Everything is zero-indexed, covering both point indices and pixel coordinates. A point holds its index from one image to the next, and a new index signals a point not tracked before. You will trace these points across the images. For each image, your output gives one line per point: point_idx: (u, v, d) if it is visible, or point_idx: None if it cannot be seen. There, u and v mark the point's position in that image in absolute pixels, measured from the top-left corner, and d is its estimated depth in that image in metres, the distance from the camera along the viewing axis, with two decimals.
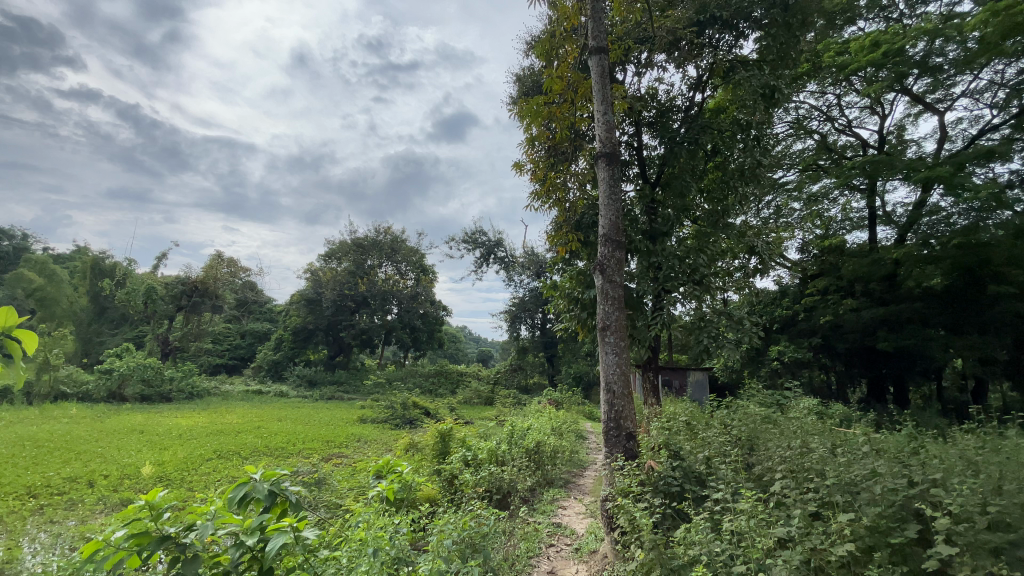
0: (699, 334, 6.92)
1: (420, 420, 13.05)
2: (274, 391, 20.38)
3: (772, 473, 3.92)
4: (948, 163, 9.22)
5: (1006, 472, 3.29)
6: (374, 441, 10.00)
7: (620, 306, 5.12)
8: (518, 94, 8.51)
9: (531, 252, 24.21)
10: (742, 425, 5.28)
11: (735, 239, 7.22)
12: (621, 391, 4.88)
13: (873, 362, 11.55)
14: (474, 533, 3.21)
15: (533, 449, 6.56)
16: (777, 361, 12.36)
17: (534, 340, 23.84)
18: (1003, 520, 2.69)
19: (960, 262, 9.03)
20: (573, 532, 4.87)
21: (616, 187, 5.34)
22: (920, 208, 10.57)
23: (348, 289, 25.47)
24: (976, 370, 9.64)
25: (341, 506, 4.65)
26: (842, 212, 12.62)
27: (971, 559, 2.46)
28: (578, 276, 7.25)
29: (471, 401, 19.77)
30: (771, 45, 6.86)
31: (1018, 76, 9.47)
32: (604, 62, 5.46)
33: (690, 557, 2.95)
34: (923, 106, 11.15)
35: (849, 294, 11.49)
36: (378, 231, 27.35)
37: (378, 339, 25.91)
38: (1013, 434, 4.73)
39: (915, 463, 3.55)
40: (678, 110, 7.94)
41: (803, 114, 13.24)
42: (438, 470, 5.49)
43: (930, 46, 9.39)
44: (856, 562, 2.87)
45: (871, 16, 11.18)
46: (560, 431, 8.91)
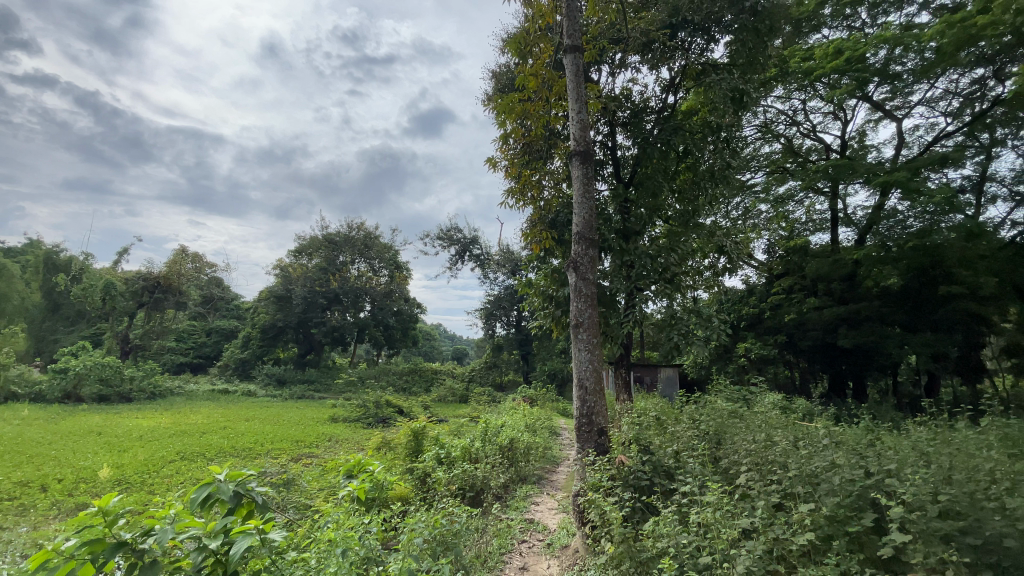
0: (670, 332, 7.05)
1: (394, 418, 12.89)
2: (241, 390, 19.85)
3: (737, 466, 4.04)
4: (906, 169, 9.65)
5: (955, 463, 3.46)
6: (346, 441, 9.84)
7: (593, 304, 5.17)
8: (493, 91, 8.51)
9: (507, 249, 24.16)
10: (710, 420, 5.42)
11: (705, 239, 7.34)
12: (593, 387, 4.94)
13: (834, 359, 11.98)
14: (446, 531, 3.19)
15: (506, 446, 6.57)
16: (744, 358, 12.72)
17: (509, 338, 23.75)
18: (953, 508, 2.83)
19: (914, 263, 9.64)
20: (545, 528, 4.90)
21: (589, 185, 5.37)
22: (878, 211, 10.96)
23: (319, 286, 24.94)
24: (929, 365, 10.13)
25: (311, 507, 4.56)
26: (806, 213, 12.98)
27: (924, 546, 2.59)
28: (553, 274, 7.30)
29: (445, 399, 19.65)
30: (741, 50, 7.01)
31: (971, 85, 9.96)
32: (579, 60, 5.48)
33: (658, 550, 2.99)
34: (883, 113, 11.60)
35: (812, 292, 11.91)
36: (351, 227, 26.85)
37: (350, 337, 25.44)
38: (961, 425, 4.98)
39: (871, 454, 3.71)
40: (652, 111, 8.07)
41: (770, 118, 13.60)
42: (410, 469, 5.43)
43: (890, 54, 9.77)
44: (815, 550, 3.00)
45: (835, 24, 11.53)
46: (534, 427, 8.94)
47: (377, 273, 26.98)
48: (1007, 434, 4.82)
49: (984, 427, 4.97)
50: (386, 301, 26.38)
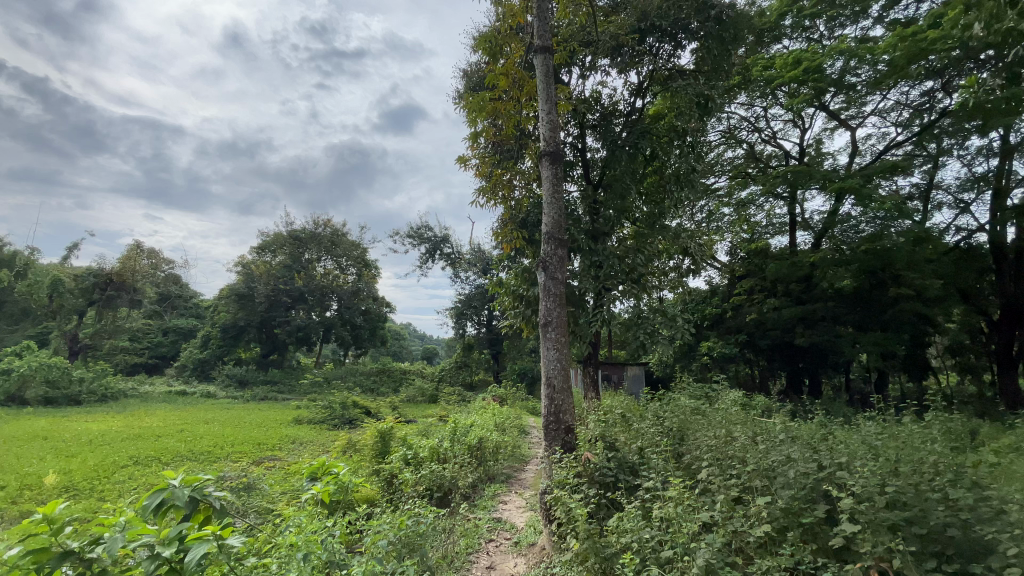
0: (637, 331, 7.19)
1: (360, 420, 12.67)
2: (200, 392, 19.09)
3: (699, 461, 4.16)
4: (859, 176, 10.14)
5: (901, 455, 3.66)
6: (311, 443, 9.60)
7: (562, 303, 5.22)
8: (464, 89, 8.48)
9: (478, 248, 24.07)
10: (674, 417, 5.54)
11: (671, 240, 7.52)
12: (561, 386, 4.98)
13: (792, 357, 12.46)
14: (411, 532, 3.14)
15: (475, 446, 6.55)
16: (707, 356, 13.09)
17: (480, 338, 23.64)
18: (899, 499, 2.98)
19: (866, 265, 10.15)
20: (513, 526, 4.92)
21: (558, 185, 5.41)
22: (833, 216, 11.29)
23: (283, 283, 24.25)
24: (879, 363, 10.66)
25: (273, 511, 4.43)
26: (766, 217, 13.43)
27: (872, 536, 2.72)
28: (523, 274, 7.34)
29: (414, 399, 19.43)
30: (706, 57, 7.20)
31: (920, 97, 10.52)
32: (549, 61, 5.51)
33: (622, 545, 3.05)
34: (838, 122, 12.13)
35: (771, 293, 12.35)
36: (317, 224, 26.23)
37: (315, 337, 24.81)
38: (907, 420, 5.26)
39: (824, 448, 3.88)
40: (620, 114, 8.21)
41: (734, 124, 14.01)
42: (376, 471, 5.34)
43: (845, 66, 10.18)
44: (772, 542, 3.12)
45: (795, 35, 11.94)
46: (502, 426, 8.94)
47: (344, 271, 26.44)
48: (948, 427, 5.13)
49: (927, 420, 5.28)
50: (353, 300, 25.87)
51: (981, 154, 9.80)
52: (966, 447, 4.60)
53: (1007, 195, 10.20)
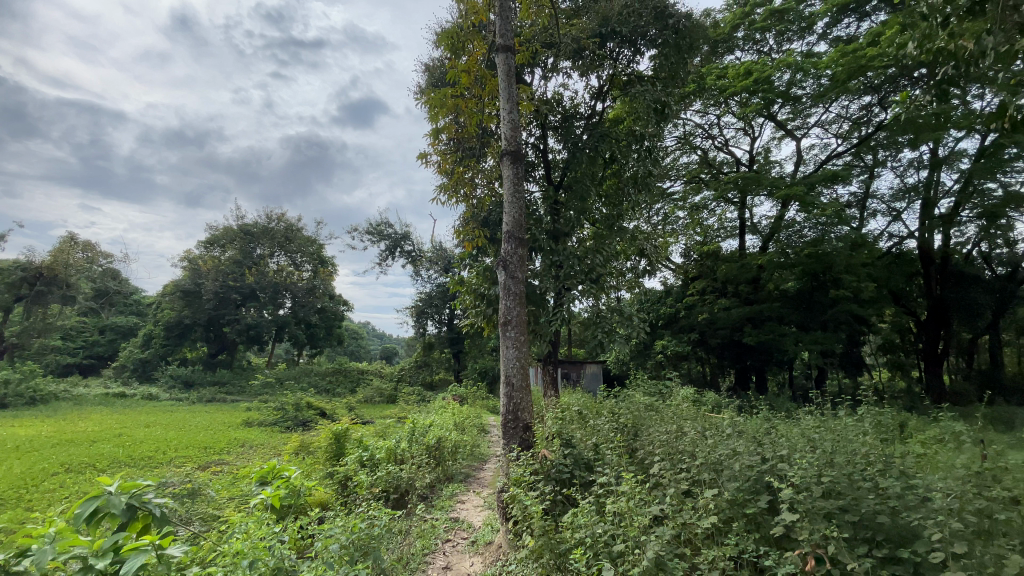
0: (595, 329, 7.32)
1: (314, 421, 12.32)
2: (141, 394, 18.02)
3: (652, 456, 4.29)
4: (803, 184, 10.70)
5: (836, 447, 3.90)
6: (261, 446, 9.24)
7: (522, 302, 5.24)
8: (425, 85, 8.39)
9: (439, 246, 23.83)
10: (629, 413, 5.70)
11: (628, 241, 7.70)
12: (520, 384, 5.02)
13: (740, 355, 13.01)
14: (364, 535, 3.07)
15: (434, 446, 6.50)
16: (661, 354, 13.50)
17: (440, 337, 23.39)
18: (835, 489, 3.17)
19: (808, 268, 10.73)
20: (470, 525, 4.91)
21: (519, 184, 5.43)
22: (780, 221, 11.89)
23: (233, 280, 23.21)
24: (820, 360, 11.29)
25: (219, 518, 4.23)
26: (718, 221, 13.94)
27: (809, 524, 2.89)
28: (484, 272, 7.35)
29: (372, 400, 19.05)
30: (664, 64, 7.41)
31: (859, 111, 11.20)
32: (511, 60, 5.52)
33: (575, 541, 3.11)
34: (785, 132, 12.75)
35: (722, 294, 12.86)
36: (270, 218, 25.22)
37: (267, 335, 23.86)
38: (843, 414, 5.59)
39: (766, 442, 4.08)
40: (581, 117, 8.35)
41: (689, 131, 14.48)
42: (331, 473, 5.19)
43: (791, 78, 10.73)
44: (718, 532, 3.25)
45: (746, 47, 12.39)
46: (461, 426, 8.90)
47: (298, 267, 25.57)
48: (879, 420, 5.47)
49: (860, 415, 5.63)
50: (308, 298, 25.06)
51: (912, 166, 10.55)
52: (894, 439, 4.94)
53: (934, 205, 11.01)
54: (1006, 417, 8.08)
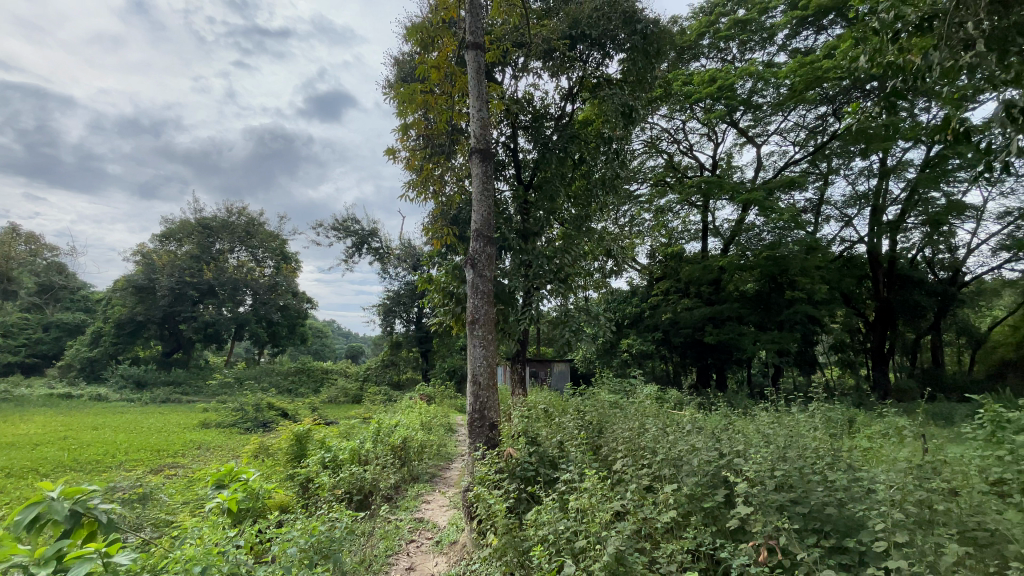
0: (563, 329, 7.40)
1: (276, 422, 11.99)
2: (89, 394, 17.09)
3: (615, 452, 4.39)
4: (762, 189, 11.09)
5: (788, 441, 4.08)
6: (219, 448, 8.93)
7: (489, 301, 5.24)
8: (394, 79, 8.28)
9: (408, 244, 23.56)
10: (594, 411, 5.79)
11: (596, 242, 7.81)
12: (486, 383, 5.03)
13: (702, 353, 13.40)
14: (324, 538, 3.02)
15: (399, 446, 6.43)
16: (627, 353, 13.76)
17: (409, 336, 23.14)
18: (787, 482, 3.32)
19: (766, 270, 11.16)
20: (435, 525, 4.89)
21: (488, 183, 5.44)
22: (741, 224, 12.30)
23: (190, 275, 22.22)
24: (777, 359, 11.74)
25: (172, 523, 4.07)
26: (683, 223, 14.28)
27: (762, 516, 3.01)
28: (452, 270, 7.31)
29: (337, 400, 18.68)
30: (632, 68, 7.55)
31: (816, 120, 11.70)
32: (480, 58, 5.50)
33: (539, 537, 3.14)
34: (746, 138, 13.19)
35: (685, 294, 13.21)
36: (230, 212, 24.35)
37: (227, 334, 23.03)
38: (796, 410, 5.82)
39: (724, 437, 4.23)
40: (551, 118, 8.43)
41: (655, 135, 14.78)
42: (292, 475, 5.07)
43: (753, 87, 11.11)
44: (678, 526, 3.36)
45: (711, 55, 12.72)
46: (428, 425, 8.82)
47: (259, 263, 24.80)
48: (829, 416, 5.75)
49: (812, 410, 5.89)
50: (269, 295, 24.33)
51: (863, 175, 11.09)
52: (843, 434, 5.19)
53: (883, 212, 11.61)
54: (944, 412, 8.61)
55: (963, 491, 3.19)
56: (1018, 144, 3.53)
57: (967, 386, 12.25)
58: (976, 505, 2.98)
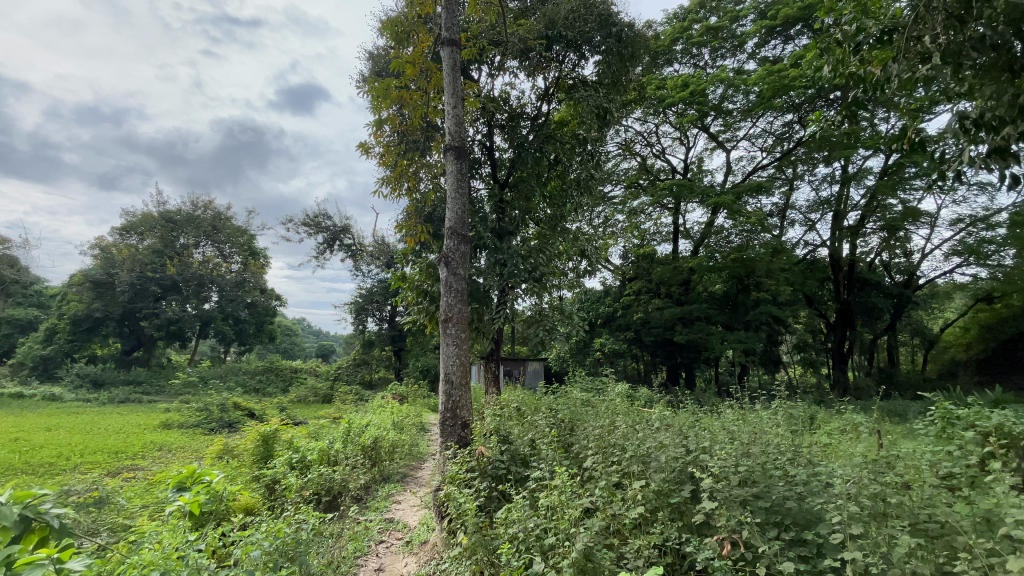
0: (537, 328, 7.43)
1: (242, 422, 11.69)
2: (41, 394, 16.26)
3: (586, 450, 4.45)
4: (731, 193, 11.38)
5: (752, 438, 4.20)
6: (182, 449, 8.65)
7: (463, 299, 5.22)
8: (369, 74, 8.16)
9: (381, 241, 23.24)
10: (566, 409, 5.84)
11: (570, 242, 7.87)
12: (459, 382, 5.02)
13: (672, 352, 13.67)
14: (290, 541, 2.95)
15: (370, 446, 6.35)
16: (599, 351, 13.93)
17: (381, 334, 22.85)
18: (750, 477, 3.42)
19: (734, 272, 11.47)
20: (405, 526, 4.85)
21: (463, 180, 5.41)
22: (711, 227, 12.58)
23: (152, 270, 21.35)
24: (743, 358, 12.08)
25: (129, 528, 3.90)
26: (655, 225, 14.52)
27: (726, 511, 3.10)
28: (426, 268, 7.25)
29: (306, 399, 18.29)
30: (607, 71, 7.63)
31: (783, 127, 12.06)
32: (456, 55, 5.47)
33: (509, 535, 3.15)
34: (717, 143, 13.50)
35: (656, 294, 13.45)
36: (195, 205, 23.59)
37: (191, 331, 22.28)
38: (761, 407, 6.00)
39: (692, 434, 4.33)
40: (527, 117, 8.45)
41: (630, 137, 14.98)
42: (257, 477, 4.93)
43: (723, 93, 11.38)
44: (646, 522, 3.42)
45: (684, 60, 12.96)
46: (400, 425, 8.74)
47: (226, 259, 24.08)
48: (791, 414, 5.94)
49: (776, 408, 6.08)
50: (236, 292, 23.64)
51: (826, 181, 11.50)
52: (803, 430, 5.38)
53: (844, 217, 12.07)
54: (899, 409, 9.00)
55: (915, 485, 3.34)
56: (968, 155, 3.69)
57: (918, 385, 12.87)
58: (927, 498, 3.12)
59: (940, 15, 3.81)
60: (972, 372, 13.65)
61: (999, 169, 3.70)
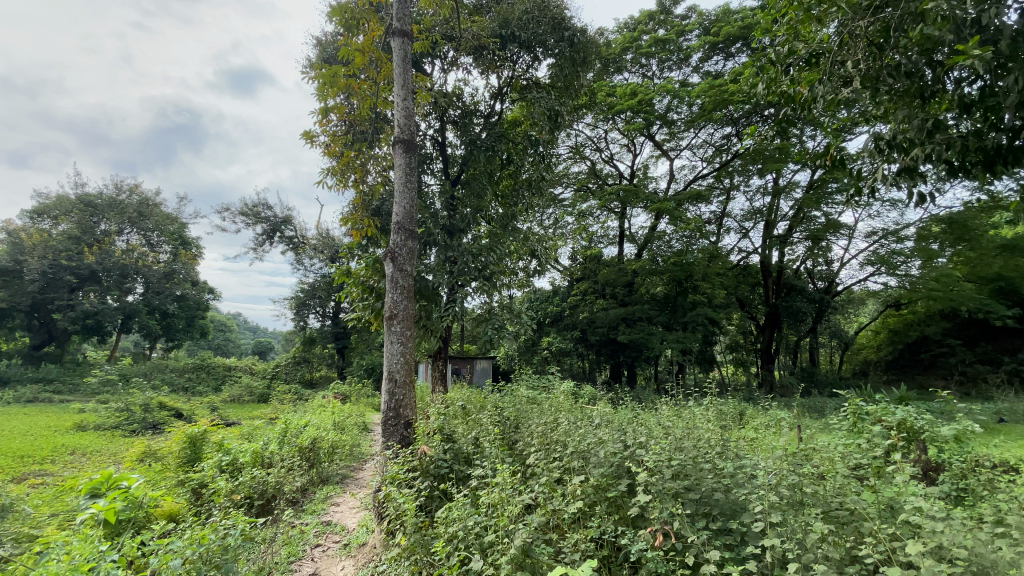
0: (486, 326, 7.45)
1: (167, 424, 10.97)
2: None
3: (529, 447, 4.52)
4: (673, 200, 11.87)
5: (686, 433, 4.41)
6: (98, 452, 7.99)
7: (409, 296, 5.15)
8: (316, 60, 7.87)
9: (325, 234, 22.46)
10: (511, 407, 5.90)
11: (521, 241, 7.94)
12: (403, 380, 4.95)
13: (616, 352, 14.13)
14: (217, 547, 2.82)
15: (308, 447, 6.12)
16: (547, 350, 14.10)
17: (324, 331, 22.12)
18: (683, 470, 3.60)
19: (675, 275, 11.99)
20: (343, 528, 4.72)
21: (412, 175, 5.33)
22: (654, 231, 13.06)
23: (66, 258, 19.43)
24: (681, 357, 12.65)
25: (33, 539, 3.58)
26: (602, 228, 14.89)
27: (660, 503, 3.24)
28: (373, 263, 7.08)
29: (240, 399, 17.39)
30: (559, 74, 7.76)
31: (723, 139, 12.71)
32: (407, 46, 5.38)
33: (449, 534, 3.15)
34: (662, 151, 14.03)
35: (602, 295, 13.82)
36: (119, 189, 21.91)
37: (111, 326, 20.61)
38: (695, 404, 6.32)
39: (630, 430, 4.49)
40: (480, 114, 8.44)
41: (580, 142, 15.29)
42: (183, 481, 4.64)
43: (669, 103, 11.85)
44: (584, 516, 3.52)
45: (634, 69, 13.37)
46: (341, 425, 8.49)
47: (153, 248, 22.42)
48: (722, 410, 6.30)
49: (708, 404, 6.43)
50: (164, 283, 22.09)
51: (760, 191, 12.25)
52: (732, 425, 5.70)
53: (775, 225, 12.89)
54: (819, 406, 9.73)
55: (828, 475, 3.63)
56: (881, 172, 4.06)
57: (836, 383, 13.98)
58: (839, 487, 3.39)
59: (861, 42, 4.25)
60: (882, 371, 14.99)
61: (908, 188, 4.07)
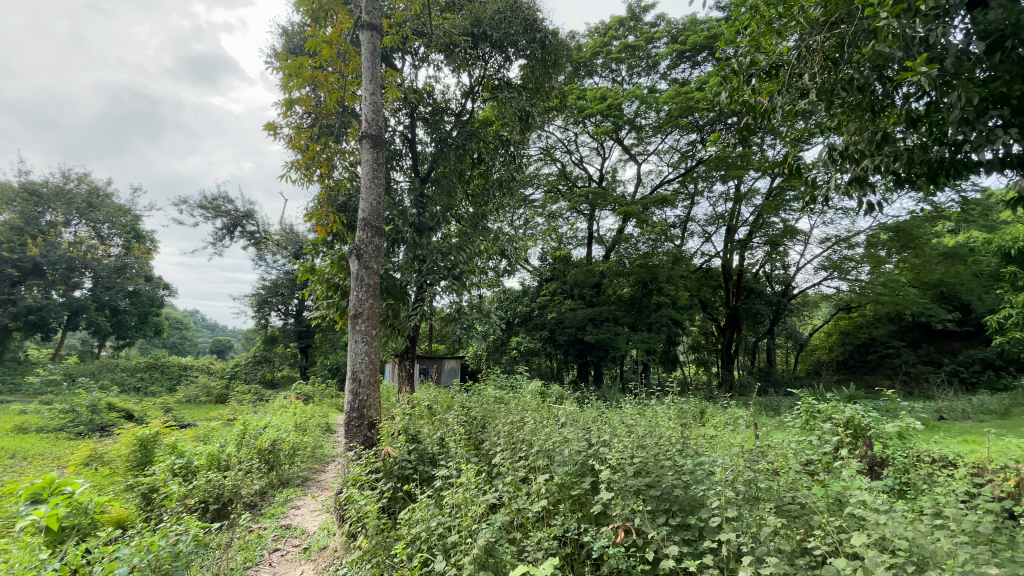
0: (454, 325, 7.42)
1: (117, 425, 10.49)
2: None
3: (495, 446, 4.54)
4: (640, 203, 12.10)
5: (648, 431, 4.52)
6: (39, 456, 7.56)
7: (375, 294, 5.07)
8: (282, 50, 7.66)
9: (289, 230, 21.87)
10: (478, 406, 5.91)
11: (490, 241, 7.94)
12: (367, 380, 4.88)
13: (583, 351, 14.32)
14: (170, 553, 2.73)
15: (267, 449, 5.96)
16: (515, 349, 14.16)
17: (287, 330, 21.58)
18: (645, 467, 3.70)
19: (641, 276, 12.24)
20: (303, 532, 4.63)
21: (379, 171, 5.25)
22: (622, 233, 13.28)
23: (7, 250, 18.25)
24: (646, 356, 12.93)
25: None
26: (571, 230, 15.04)
27: (622, 500, 3.32)
28: (338, 261, 6.95)
29: (197, 400, 16.77)
30: (530, 75, 7.80)
31: (688, 145, 13.04)
32: (376, 40, 5.29)
33: (412, 535, 3.14)
34: (629, 155, 14.28)
35: (570, 295, 13.97)
36: (67, 178, 20.71)
37: (56, 322, 19.49)
38: (658, 403, 6.48)
39: (594, 428, 4.58)
40: (451, 112, 8.40)
41: (551, 143, 15.40)
42: (132, 486, 4.44)
43: (637, 108, 12.07)
44: (548, 514, 3.57)
45: (604, 74, 13.55)
46: (303, 425, 8.30)
47: (103, 241, 21.31)
48: (683, 408, 6.48)
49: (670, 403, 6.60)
50: (116, 278, 21.06)
51: (723, 197, 12.63)
52: (693, 423, 5.87)
53: (737, 230, 13.33)
54: (774, 405, 10.13)
55: (781, 471, 3.80)
56: (833, 181, 4.26)
57: (792, 382, 14.57)
58: (791, 482, 3.55)
59: (817, 56, 4.44)
60: (834, 371, 15.73)
61: (858, 197, 4.28)
